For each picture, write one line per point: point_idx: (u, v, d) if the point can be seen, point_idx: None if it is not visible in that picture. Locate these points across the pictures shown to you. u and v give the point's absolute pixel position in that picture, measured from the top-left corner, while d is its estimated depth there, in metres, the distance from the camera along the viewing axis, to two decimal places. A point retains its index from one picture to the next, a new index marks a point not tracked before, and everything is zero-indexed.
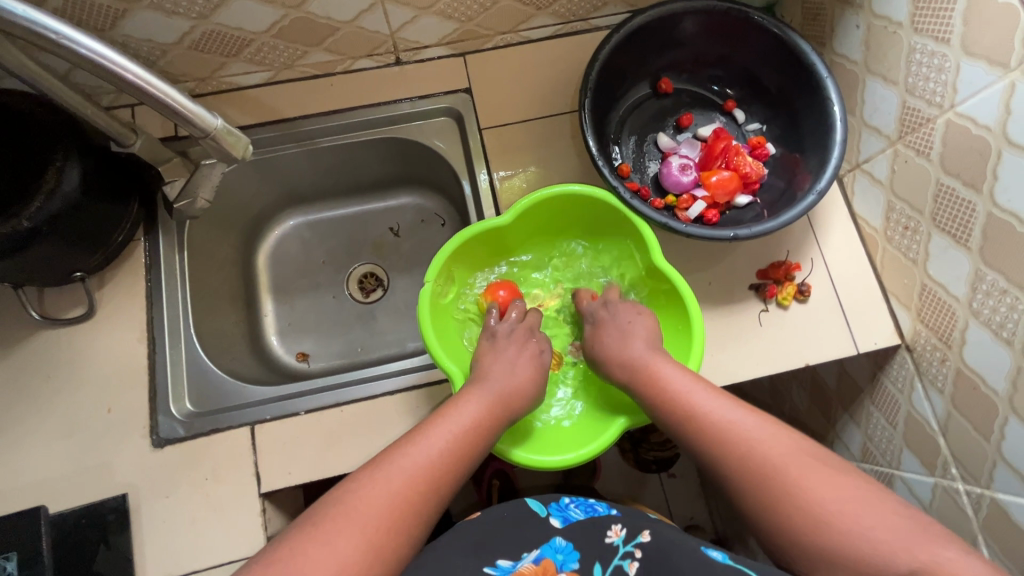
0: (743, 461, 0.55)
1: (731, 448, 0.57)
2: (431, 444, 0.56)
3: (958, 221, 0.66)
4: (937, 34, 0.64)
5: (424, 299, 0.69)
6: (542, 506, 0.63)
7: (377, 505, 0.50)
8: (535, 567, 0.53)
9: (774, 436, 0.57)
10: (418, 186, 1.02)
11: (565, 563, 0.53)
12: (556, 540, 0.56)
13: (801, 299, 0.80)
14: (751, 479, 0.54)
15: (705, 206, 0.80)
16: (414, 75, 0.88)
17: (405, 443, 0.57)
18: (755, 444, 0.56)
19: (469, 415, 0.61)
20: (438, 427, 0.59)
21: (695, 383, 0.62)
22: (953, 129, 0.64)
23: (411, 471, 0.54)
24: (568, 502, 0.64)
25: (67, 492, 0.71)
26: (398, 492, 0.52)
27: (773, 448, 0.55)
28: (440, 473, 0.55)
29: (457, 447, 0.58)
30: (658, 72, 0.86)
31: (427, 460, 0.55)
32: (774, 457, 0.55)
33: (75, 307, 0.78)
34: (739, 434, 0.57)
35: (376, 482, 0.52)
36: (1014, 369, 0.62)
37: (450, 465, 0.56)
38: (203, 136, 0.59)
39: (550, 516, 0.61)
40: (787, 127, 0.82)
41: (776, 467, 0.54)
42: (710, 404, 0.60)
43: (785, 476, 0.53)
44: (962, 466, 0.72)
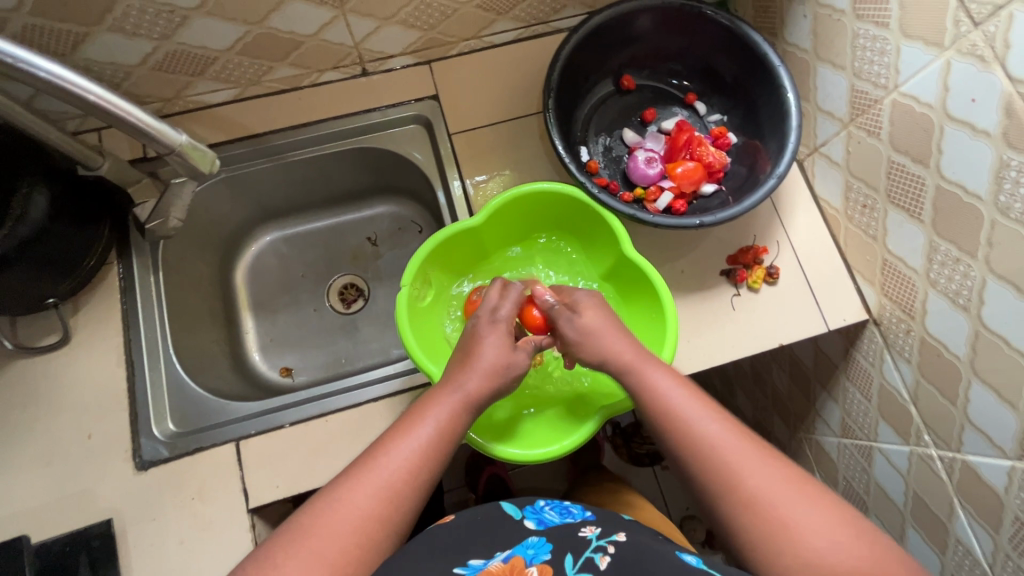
0: (726, 484, 0.53)
1: (715, 470, 0.54)
2: (404, 453, 0.55)
3: (910, 196, 0.69)
4: (877, 19, 0.67)
5: (402, 303, 0.70)
6: (517, 510, 0.61)
7: (348, 527, 0.51)
8: (503, 565, 0.50)
9: (760, 459, 0.54)
10: (392, 194, 1.03)
11: (535, 559, 0.52)
12: (529, 539, 0.55)
13: (771, 281, 0.82)
14: (732, 503, 0.52)
15: (672, 197, 0.82)
16: (381, 85, 0.89)
17: (377, 452, 0.56)
18: (739, 469, 0.53)
19: (443, 417, 0.58)
20: (411, 434, 0.57)
21: (687, 396, 0.59)
22: (899, 108, 0.67)
23: (383, 486, 0.53)
24: (543, 505, 0.63)
25: (50, 522, 0.70)
26: (370, 511, 0.52)
27: (757, 474, 0.53)
28: (413, 484, 0.54)
29: (431, 451, 0.56)
30: (619, 70, 0.89)
31: (399, 472, 0.54)
32: (757, 483, 0.52)
33: (50, 335, 0.77)
34: (724, 453, 0.54)
35: (346, 502, 0.52)
36: (972, 334, 0.65)
37: (424, 473, 0.55)
38: (169, 152, 0.60)
39: (525, 518, 0.60)
40: (746, 116, 0.85)
41: (758, 496, 0.52)
42: (699, 418, 0.57)
43: (767, 506, 0.51)
44: (934, 433, 0.75)
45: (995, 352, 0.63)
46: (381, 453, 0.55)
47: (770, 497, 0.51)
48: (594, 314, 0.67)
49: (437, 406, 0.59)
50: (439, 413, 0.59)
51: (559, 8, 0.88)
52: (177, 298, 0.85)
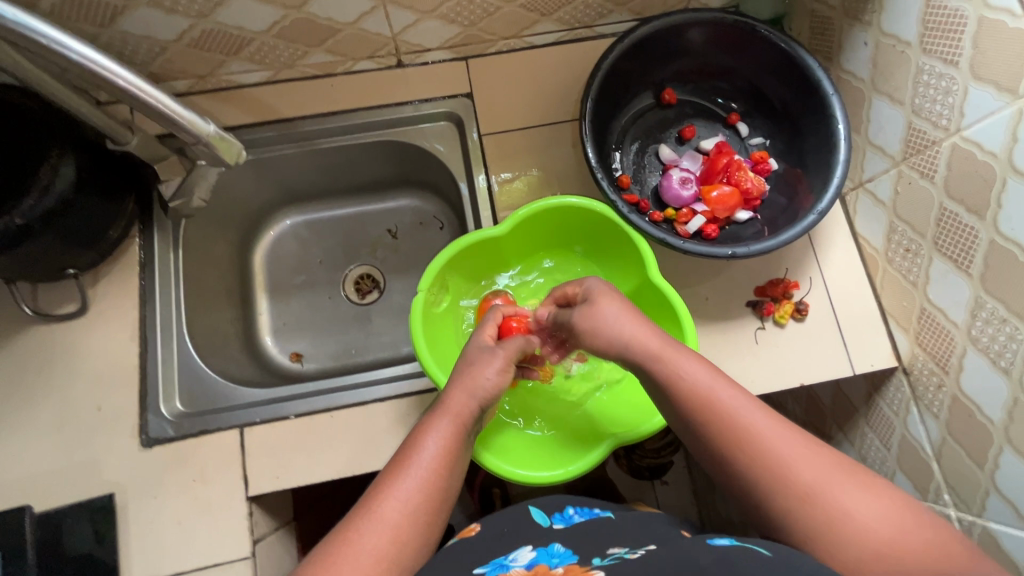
0: (773, 478, 0.50)
1: (758, 464, 0.51)
2: (403, 491, 0.53)
3: (960, 246, 0.65)
4: (946, 56, 0.63)
5: (416, 308, 0.68)
6: (546, 516, 0.60)
7: (353, 573, 0.48)
8: (526, 569, 0.48)
9: (800, 446, 0.51)
10: (417, 188, 1.02)
11: (561, 562, 0.49)
12: (555, 547, 0.52)
13: (799, 317, 0.79)
14: (783, 500, 0.49)
15: (704, 221, 0.79)
16: (416, 79, 0.88)
17: (375, 493, 0.54)
18: (786, 462, 0.50)
19: (433, 446, 0.56)
20: (408, 471, 0.55)
21: (718, 384, 0.55)
22: (958, 153, 0.63)
23: (385, 527, 0.51)
24: (572, 511, 0.61)
25: (55, 489, 0.71)
26: (374, 554, 0.49)
27: (803, 464, 0.50)
28: (415, 522, 0.52)
29: (430, 484, 0.54)
30: (662, 83, 0.85)
31: (399, 512, 0.52)
32: (805, 474, 0.50)
33: (68, 304, 0.78)
34: (764, 445, 0.51)
35: (347, 547, 0.49)
36: (1010, 400, 0.62)
37: (426, 511, 0.53)
38: (195, 141, 0.59)
39: (553, 523, 0.59)
40: (791, 143, 0.81)
41: (810, 487, 0.49)
42: (735, 409, 0.54)
43: (821, 499, 0.48)
44: (955, 493, 0.71)
45: None
46: (380, 493, 0.53)
47: (823, 487, 0.49)
48: (607, 304, 0.61)
49: (426, 436, 0.57)
50: (430, 442, 0.57)
51: (605, 13, 0.84)
52: (194, 277, 0.85)
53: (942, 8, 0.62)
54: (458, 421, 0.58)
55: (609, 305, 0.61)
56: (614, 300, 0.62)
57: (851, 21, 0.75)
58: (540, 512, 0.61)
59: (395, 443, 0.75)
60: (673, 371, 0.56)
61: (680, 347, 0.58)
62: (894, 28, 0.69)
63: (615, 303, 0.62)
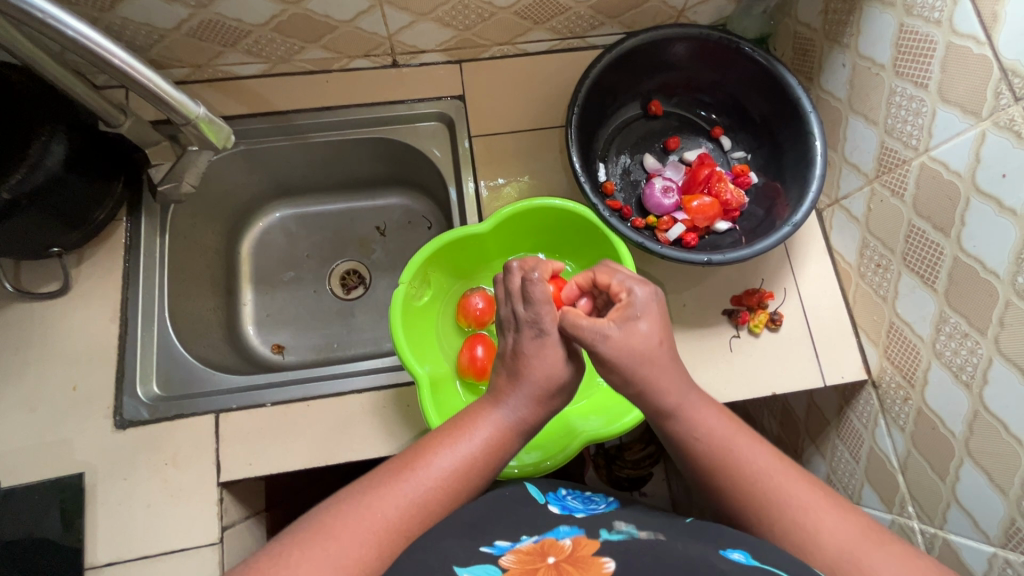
0: (798, 542, 0.49)
1: (784, 527, 0.50)
2: (440, 470, 0.51)
3: (926, 262, 0.67)
4: (916, 79, 0.65)
5: (397, 300, 0.69)
6: (540, 494, 0.61)
7: (373, 535, 0.47)
8: (535, 544, 0.46)
9: (824, 507, 0.50)
10: (407, 187, 1.03)
11: (566, 535, 0.47)
12: (560, 527, 0.50)
13: (773, 327, 0.81)
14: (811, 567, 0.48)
15: (684, 230, 0.81)
16: (410, 79, 0.90)
17: (413, 462, 0.52)
18: (812, 526, 0.49)
19: (487, 433, 0.53)
20: (450, 449, 0.52)
21: (739, 437, 0.55)
22: (926, 172, 0.66)
23: (412, 499, 0.49)
24: (566, 494, 0.62)
25: (25, 467, 0.71)
26: (397, 523, 0.48)
27: (832, 528, 0.49)
28: (443, 504, 0.51)
29: (466, 471, 0.52)
30: (648, 94, 0.88)
31: (431, 489, 0.50)
32: (833, 538, 0.49)
33: (51, 283, 0.78)
34: (787, 505, 0.51)
35: (373, 509, 0.48)
36: (971, 413, 0.63)
37: (456, 496, 0.51)
38: (186, 123, 0.61)
39: (549, 503, 0.59)
40: (770, 157, 0.84)
41: (839, 555, 0.47)
42: (756, 465, 0.53)
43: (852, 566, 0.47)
44: (918, 505, 0.73)
45: (990, 435, 0.61)
46: (418, 464, 0.51)
47: (854, 554, 0.47)
48: (651, 333, 0.54)
49: (481, 424, 0.54)
50: (483, 432, 0.53)
51: (596, 24, 0.87)
52: (179, 263, 0.86)
53: (914, 34, 0.65)
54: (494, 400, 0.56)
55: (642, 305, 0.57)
56: (658, 331, 0.54)
57: (830, 44, 0.78)
58: (534, 490, 0.62)
59: (370, 436, 0.75)
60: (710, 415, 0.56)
61: (701, 393, 0.57)
62: (870, 51, 0.72)
63: (656, 329, 0.54)
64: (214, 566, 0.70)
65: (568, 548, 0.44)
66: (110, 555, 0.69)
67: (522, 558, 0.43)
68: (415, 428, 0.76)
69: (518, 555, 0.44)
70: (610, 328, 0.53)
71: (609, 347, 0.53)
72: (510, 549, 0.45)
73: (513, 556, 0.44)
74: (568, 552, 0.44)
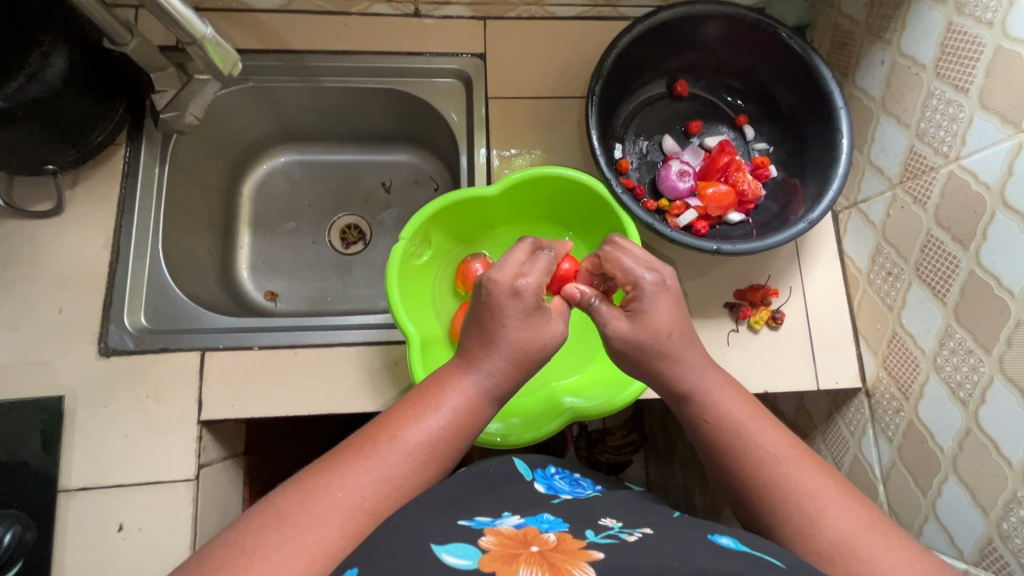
0: (794, 522, 0.48)
1: (787, 510, 0.49)
2: (408, 445, 0.48)
3: (940, 274, 0.65)
4: (957, 82, 0.63)
5: (396, 256, 0.67)
6: (529, 471, 0.61)
7: (339, 516, 0.43)
8: (515, 530, 0.44)
9: (831, 498, 0.49)
10: (417, 145, 1.00)
11: (551, 528, 0.45)
12: (544, 515, 0.48)
13: (773, 325, 0.80)
14: (808, 553, 0.47)
15: (696, 217, 0.79)
16: (431, 31, 0.87)
17: (378, 439, 0.49)
18: (815, 512, 0.48)
19: (458, 407, 0.51)
20: (418, 422, 0.50)
21: (754, 421, 0.54)
22: (953, 181, 0.63)
23: (381, 477, 0.46)
24: (554, 473, 0.62)
25: (5, 384, 0.70)
26: (365, 502, 0.45)
27: (835, 516, 0.47)
28: (413, 480, 0.48)
29: (437, 446, 0.50)
30: (675, 73, 0.85)
31: (400, 465, 0.47)
32: (837, 527, 0.47)
33: (45, 202, 0.77)
34: (794, 490, 0.49)
35: (338, 491, 0.45)
36: (963, 430, 0.63)
37: (426, 470, 0.49)
38: (191, 43, 0.59)
39: (535, 481, 0.58)
40: (793, 152, 0.81)
41: (839, 543, 0.46)
42: (767, 448, 0.52)
43: (849, 556, 0.45)
44: (895, 516, 0.73)
45: (980, 454, 0.61)
46: (384, 441, 0.48)
47: (855, 545, 0.46)
48: (663, 323, 0.53)
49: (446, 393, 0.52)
50: (450, 402, 0.51)
51: None
52: (177, 197, 0.84)
53: (962, 34, 0.62)
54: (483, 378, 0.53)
55: (662, 325, 0.53)
56: (671, 320, 0.54)
57: (871, 39, 0.75)
58: (523, 466, 0.62)
59: (356, 390, 0.75)
60: (704, 407, 0.55)
61: (718, 372, 0.56)
62: (913, 49, 0.68)
63: (668, 319, 0.54)
64: (188, 503, 0.70)
65: (552, 541, 0.41)
66: (85, 480, 0.69)
67: (503, 542, 0.41)
68: (401, 388, 0.75)
69: (499, 538, 0.42)
70: (620, 319, 0.54)
71: (619, 338, 0.54)
72: (491, 531, 0.43)
73: (494, 538, 0.42)
74: (551, 544, 0.41)
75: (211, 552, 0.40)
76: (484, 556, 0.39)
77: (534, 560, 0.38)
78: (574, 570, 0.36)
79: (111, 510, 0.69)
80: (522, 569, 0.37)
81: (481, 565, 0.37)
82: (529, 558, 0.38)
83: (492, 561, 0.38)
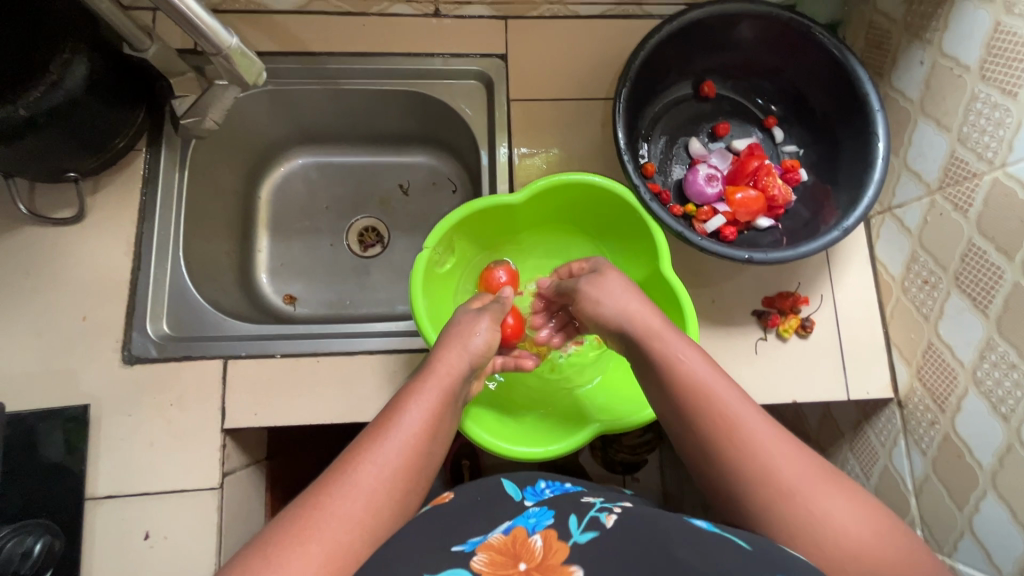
0: (717, 428, 0.49)
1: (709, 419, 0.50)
2: (412, 422, 0.51)
3: (981, 285, 0.63)
4: (1005, 86, 0.60)
5: (420, 265, 0.66)
6: (517, 490, 0.58)
7: (350, 518, 0.44)
8: (504, 541, 0.43)
9: (753, 411, 0.50)
10: (436, 146, 0.99)
11: (537, 526, 0.45)
12: (529, 512, 0.49)
13: (802, 333, 0.78)
14: (722, 451, 0.48)
15: (723, 223, 0.77)
16: (451, 32, 0.85)
17: (381, 428, 0.51)
18: (732, 417, 0.49)
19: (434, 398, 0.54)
20: (417, 400, 0.54)
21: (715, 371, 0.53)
22: (997, 188, 0.61)
23: (392, 456, 0.48)
24: (543, 487, 0.59)
25: (31, 392, 0.71)
26: (383, 480, 0.47)
27: (751, 422, 0.49)
28: (413, 473, 0.49)
29: (425, 436, 0.51)
30: (702, 74, 0.83)
31: (408, 441, 0.50)
32: (790, 472, 0.46)
33: (66, 208, 0.76)
34: (720, 403, 0.50)
35: (353, 477, 0.46)
36: (1004, 447, 0.61)
37: (433, 441, 0.52)
38: (217, 53, 0.58)
39: (524, 498, 0.56)
40: (825, 155, 0.79)
41: (750, 444, 0.47)
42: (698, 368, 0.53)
43: (759, 456, 0.47)
44: (929, 529, 0.71)
45: (1022, 471, 0.59)
46: (387, 426, 0.51)
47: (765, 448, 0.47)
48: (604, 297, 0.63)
49: (442, 372, 0.57)
50: (427, 396, 0.54)
51: None
52: (197, 202, 0.83)
53: (1011, 35, 0.59)
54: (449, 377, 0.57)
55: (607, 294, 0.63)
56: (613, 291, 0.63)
57: (909, 37, 0.72)
58: (511, 487, 0.58)
59: (378, 398, 0.74)
60: None
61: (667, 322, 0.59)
62: (955, 50, 0.66)
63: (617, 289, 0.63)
64: (213, 512, 0.70)
65: (539, 550, 0.42)
66: (111, 489, 0.69)
67: (494, 560, 0.41)
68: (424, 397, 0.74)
69: (490, 556, 0.41)
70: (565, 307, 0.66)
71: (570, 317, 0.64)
72: (481, 547, 0.43)
73: (485, 556, 0.41)
74: (538, 558, 0.41)
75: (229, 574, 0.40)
76: None
77: None
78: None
79: (137, 518, 0.69)
80: None
81: None
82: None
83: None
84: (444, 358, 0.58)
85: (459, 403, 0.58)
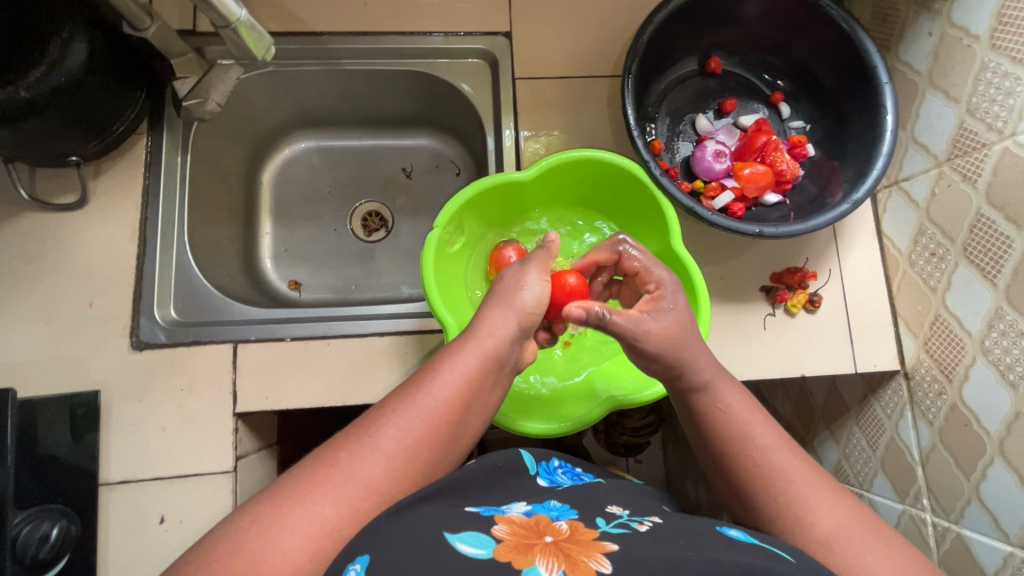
0: (744, 464, 0.53)
1: (740, 455, 0.53)
2: (440, 390, 0.51)
3: (990, 255, 0.64)
4: (1014, 54, 0.60)
5: (430, 244, 0.66)
6: (533, 464, 0.58)
7: (364, 478, 0.44)
8: (526, 519, 0.43)
9: (784, 450, 0.53)
10: (439, 129, 0.98)
11: (560, 516, 0.44)
12: (551, 502, 0.47)
13: (811, 309, 0.78)
14: (751, 483, 0.52)
15: (732, 198, 0.77)
16: (454, 9, 0.84)
17: (409, 392, 0.51)
18: (763, 455, 0.53)
19: (465, 372, 0.53)
20: (452, 368, 0.53)
21: (755, 416, 0.55)
22: (1007, 157, 0.61)
23: (416, 425, 0.49)
24: (557, 467, 0.60)
25: (40, 379, 0.70)
26: (404, 448, 0.47)
27: (781, 461, 0.52)
28: (433, 445, 0.49)
29: (449, 412, 0.51)
30: (708, 49, 0.82)
31: (434, 411, 0.50)
32: (828, 521, 0.48)
33: (68, 194, 0.75)
34: (750, 441, 0.54)
35: (377, 439, 0.47)
36: (1012, 414, 0.61)
37: (461, 416, 0.51)
38: (225, 25, 0.58)
39: (538, 475, 0.56)
40: (832, 130, 0.79)
41: (777, 478, 0.51)
42: (736, 407, 0.56)
43: (785, 489, 0.50)
44: (935, 499, 0.72)
45: None
46: (418, 390, 0.51)
47: (790, 484, 0.51)
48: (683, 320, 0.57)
49: (484, 340, 0.55)
50: (460, 367, 0.53)
51: None
52: (200, 186, 0.82)
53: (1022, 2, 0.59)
54: (487, 352, 0.54)
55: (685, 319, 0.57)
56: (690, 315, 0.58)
57: (918, 9, 0.72)
58: (528, 458, 0.59)
59: (389, 379, 0.74)
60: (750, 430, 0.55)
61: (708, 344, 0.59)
62: (965, 20, 0.66)
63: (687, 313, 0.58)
64: (227, 494, 0.70)
65: (565, 530, 0.41)
66: (124, 474, 0.69)
67: (516, 531, 0.40)
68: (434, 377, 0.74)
69: (512, 527, 0.41)
70: (648, 318, 0.55)
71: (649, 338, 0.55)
72: (502, 519, 0.42)
73: (507, 527, 0.41)
74: (564, 534, 0.40)
75: (255, 506, 0.42)
76: (498, 546, 0.38)
77: (549, 550, 0.37)
78: (591, 562, 0.36)
79: (152, 503, 0.69)
80: (538, 560, 0.36)
81: (496, 554, 0.37)
82: (544, 549, 0.37)
83: (508, 549, 0.38)
84: (487, 322, 0.56)
85: (498, 376, 0.56)
